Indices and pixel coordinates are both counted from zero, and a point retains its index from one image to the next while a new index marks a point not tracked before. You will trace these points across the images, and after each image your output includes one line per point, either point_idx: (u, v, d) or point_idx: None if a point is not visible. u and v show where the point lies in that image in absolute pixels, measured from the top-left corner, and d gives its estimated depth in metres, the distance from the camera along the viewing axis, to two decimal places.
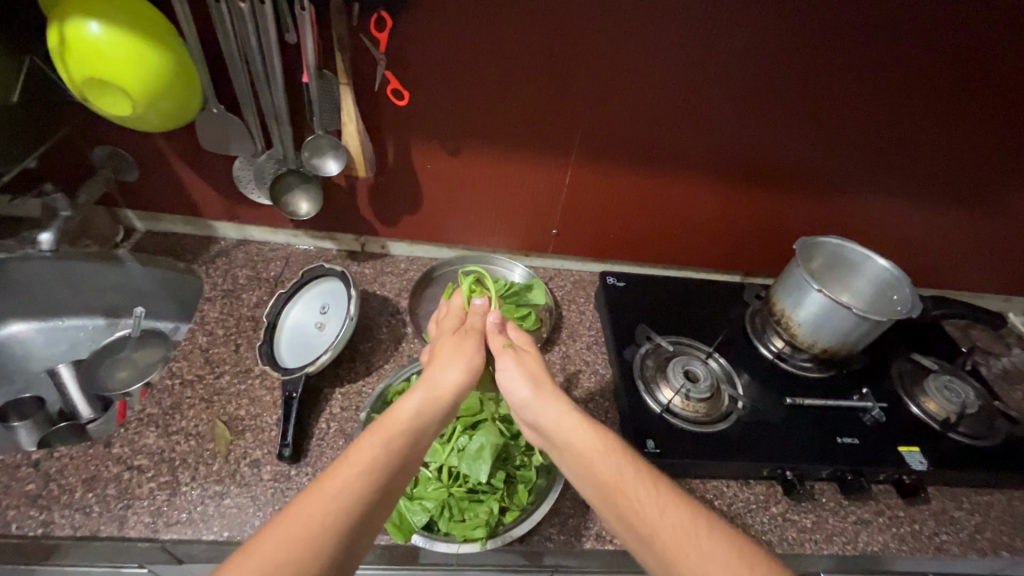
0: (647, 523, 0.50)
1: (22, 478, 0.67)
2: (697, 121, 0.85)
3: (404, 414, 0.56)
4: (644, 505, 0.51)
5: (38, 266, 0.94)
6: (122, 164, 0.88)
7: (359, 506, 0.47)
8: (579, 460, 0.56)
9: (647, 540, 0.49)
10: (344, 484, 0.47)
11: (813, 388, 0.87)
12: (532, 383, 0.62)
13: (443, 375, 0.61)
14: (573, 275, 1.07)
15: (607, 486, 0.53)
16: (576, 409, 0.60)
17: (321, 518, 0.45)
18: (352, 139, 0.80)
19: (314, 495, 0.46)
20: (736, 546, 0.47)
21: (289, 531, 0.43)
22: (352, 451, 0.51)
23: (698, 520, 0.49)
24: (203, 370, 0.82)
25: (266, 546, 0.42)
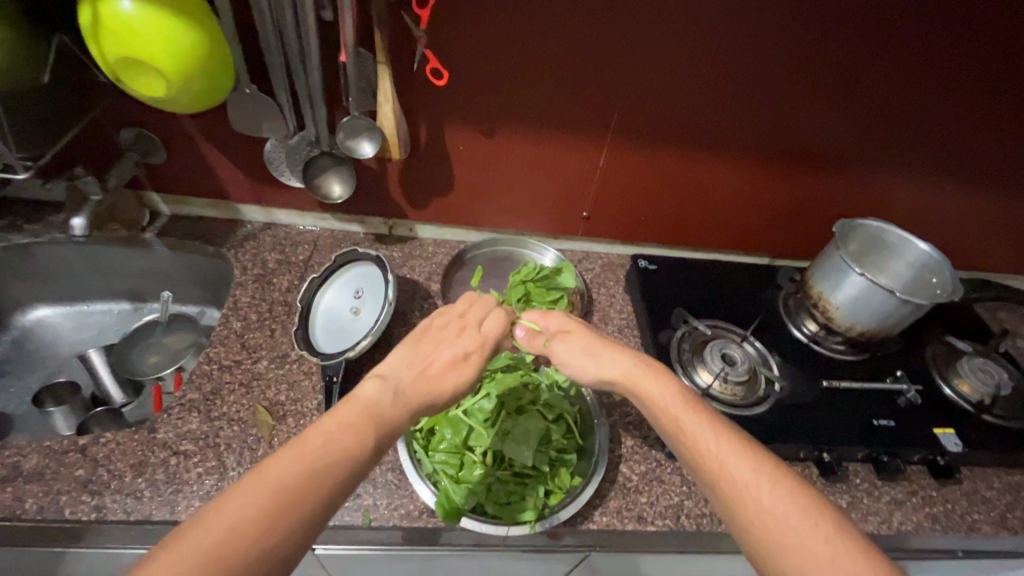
0: (710, 462, 0.50)
1: (71, 463, 0.67)
2: (737, 100, 0.82)
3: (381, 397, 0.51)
4: (707, 452, 0.51)
5: (65, 250, 0.93)
6: (150, 146, 0.86)
7: (345, 465, 0.44)
8: (648, 403, 0.58)
9: (707, 476, 0.49)
10: (328, 445, 0.45)
11: (847, 371, 0.87)
12: (592, 354, 0.64)
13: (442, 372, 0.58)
14: (602, 258, 1.06)
15: (672, 429, 0.54)
16: (641, 359, 0.62)
17: (305, 476, 0.42)
18: (388, 121, 0.78)
19: (295, 453, 0.43)
20: (797, 494, 0.46)
21: (268, 485, 0.41)
22: (338, 411, 0.48)
23: (762, 464, 0.49)
24: (240, 356, 0.81)
25: (241, 500, 0.39)
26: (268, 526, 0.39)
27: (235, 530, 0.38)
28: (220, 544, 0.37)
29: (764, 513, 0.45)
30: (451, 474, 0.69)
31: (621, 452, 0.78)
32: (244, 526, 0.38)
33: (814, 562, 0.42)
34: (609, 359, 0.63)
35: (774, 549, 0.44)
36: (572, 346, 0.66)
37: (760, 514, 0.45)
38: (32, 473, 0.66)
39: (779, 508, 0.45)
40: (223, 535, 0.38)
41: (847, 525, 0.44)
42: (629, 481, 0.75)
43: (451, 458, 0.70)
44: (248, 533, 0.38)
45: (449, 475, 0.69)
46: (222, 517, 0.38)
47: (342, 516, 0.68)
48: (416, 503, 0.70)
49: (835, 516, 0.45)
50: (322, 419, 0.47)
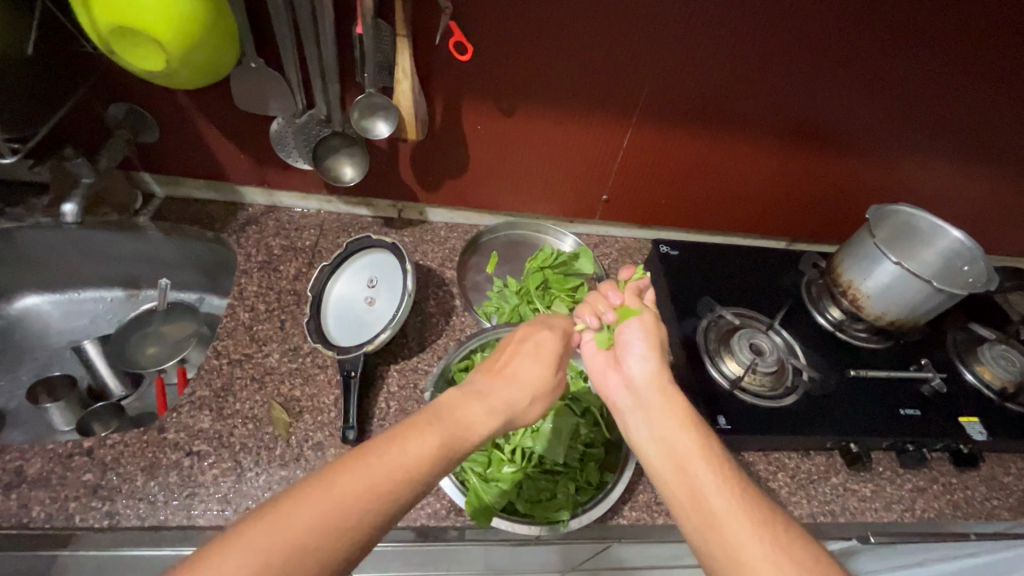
0: (710, 509, 0.49)
1: (77, 467, 0.63)
2: (772, 82, 0.78)
3: (476, 420, 0.52)
4: (712, 492, 0.50)
5: (52, 236, 0.87)
6: (141, 124, 0.80)
7: (400, 503, 0.44)
8: (652, 433, 0.57)
9: (705, 515, 0.49)
10: (394, 472, 0.44)
11: (871, 359, 0.86)
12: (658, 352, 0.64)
13: (521, 401, 0.56)
14: (619, 242, 1.02)
15: (676, 465, 0.53)
16: (665, 378, 0.61)
17: (371, 499, 0.42)
18: (405, 99, 0.72)
19: (356, 472, 0.43)
20: (794, 557, 0.45)
21: (334, 502, 0.41)
22: (405, 434, 0.47)
23: (763, 521, 0.47)
24: (250, 348, 0.77)
25: (300, 519, 0.39)
26: (320, 553, 0.39)
27: (291, 550, 0.38)
28: (276, 551, 0.38)
29: (753, 572, 0.45)
30: (479, 472, 0.67)
31: None
32: (300, 551, 0.38)
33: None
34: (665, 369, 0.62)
35: None
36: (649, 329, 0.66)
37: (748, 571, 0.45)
38: (37, 479, 0.62)
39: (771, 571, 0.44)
40: (284, 545, 0.38)
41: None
42: None
43: (479, 456, 0.68)
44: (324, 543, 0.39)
45: (477, 473, 0.67)
46: (280, 536, 0.38)
47: None
48: (443, 501, 0.68)
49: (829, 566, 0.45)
50: (387, 439, 0.46)
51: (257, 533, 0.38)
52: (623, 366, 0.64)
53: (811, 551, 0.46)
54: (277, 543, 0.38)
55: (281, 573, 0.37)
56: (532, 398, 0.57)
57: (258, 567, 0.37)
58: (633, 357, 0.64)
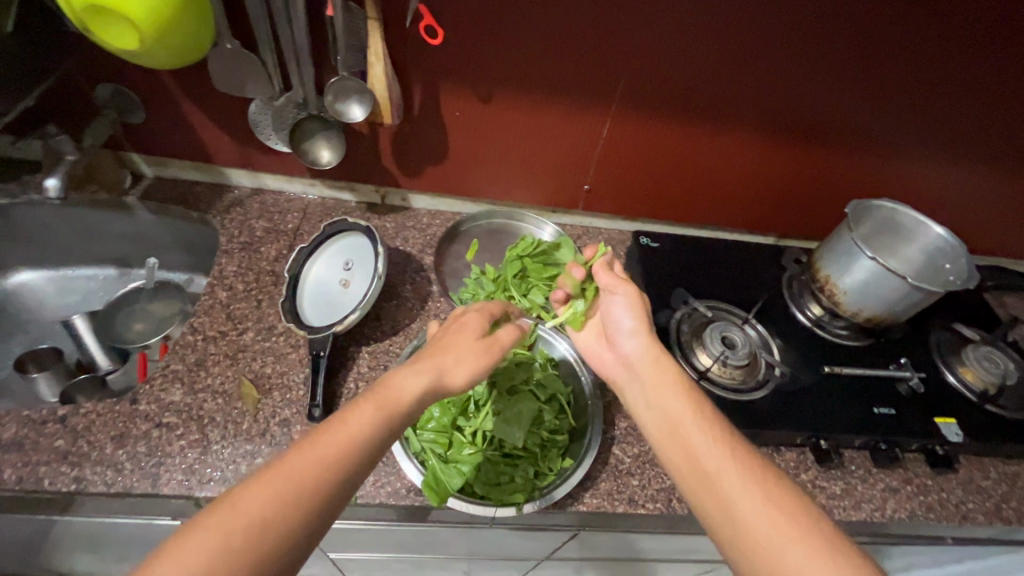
0: (702, 465, 0.49)
1: (50, 434, 0.65)
2: (754, 71, 0.77)
3: (407, 389, 0.52)
4: (703, 450, 0.50)
5: (44, 213, 0.89)
6: (127, 104, 0.81)
7: (347, 475, 0.45)
8: (648, 399, 0.57)
9: (697, 473, 0.49)
10: (337, 450, 0.46)
11: (849, 357, 0.85)
12: (642, 320, 0.63)
13: (456, 368, 0.56)
14: (602, 233, 1.02)
15: (670, 426, 0.54)
16: (659, 347, 0.61)
17: (315, 477, 0.44)
18: (379, 82, 0.73)
19: (300, 454, 0.44)
20: (781, 503, 0.45)
21: (279, 485, 0.42)
22: (345, 412, 0.48)
23: (753, 471, 0.47)
24: (225, 326, 0.79)
25: (252, 503, 0.41)
26: (275, 531, 0.41)
27: (245, 533, 0.40)
28: (227, 538, 0.39)
29: (742, 521, 0.44)
30: (438, 453, 0.67)
31: (614, 434, 0.77)
32: (253, 532, 0.40)
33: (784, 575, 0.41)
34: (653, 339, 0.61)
35: (757, 549, 0.43)
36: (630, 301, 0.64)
37: (739, 520, 0.45)
38: (10, 444, 0.64)
39: (761, 519, 0.44)
40: (235, 532, 0.39)
41: (835, 543, 0.42)
42: (621, 463, 0.74)
43: (440, 437, 0.68)
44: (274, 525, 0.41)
45: (437, 454, 0.67)
46: (232, 521, 0.40)
47: None
48: (404, 481, 0.68)
49: (818, 513, 0.44)
50: (328, 421, 0.48)
51: (212, 519, 0.40)
52: (617, 344, 0.64)
53: (800, 498, 0.45)
54: (232, 527, 0.40)
55: (238, 553, 0.39)
56: (464, 365, 0.57)
57: (215, 550, 0.38)
58: (623, 334, 0.63)
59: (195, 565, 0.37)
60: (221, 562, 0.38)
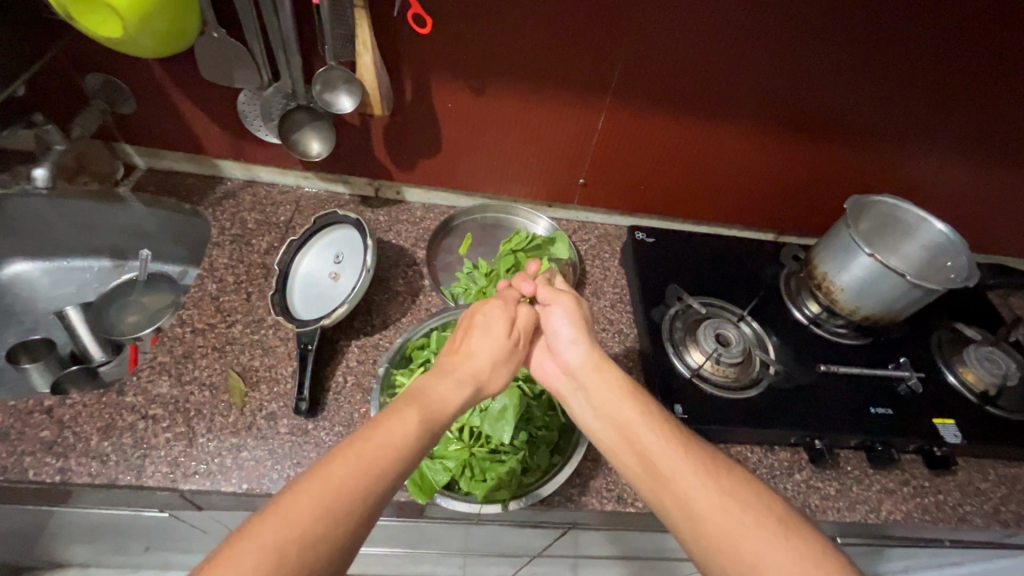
0: (658, 467, 0.49)
1: (36, 424, 0.65)
2: (751, 63, 0.75)
3: (452, 394, 0.54)
4: (658, 451, 0.50)
5: (36, 204, 0.89)
6: (117, 94, 0.81)
7: (397, 481, 0.44)
8: (596, 407, 0.56)
9: (654, 476, 0.49)
10: (389, 454, 0.44)
11: (846, 356, 0.83)
12: (580, 328, 0.63)
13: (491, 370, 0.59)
14: (598, 228, 1.01)
15: (621, 433, 0.53)
16: (597, 352, 0.60)
17: (372, 482, 0.42)
18: (367, 73, 0.72)
19: (353, 459, 0.43)
20: (737, 495, 0.45)
21: (333, 493, 0.40)
22: (390, 417, 0.47)
23: (707, 467, 0.48)
24: (214, 319, 0.78)
25: (307, 511, 0.39)
26: (331, 543, 0.38)
27: (302, 543, 0.37)
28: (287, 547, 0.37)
29: (705, 519, 0.45)
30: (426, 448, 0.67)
31: None
32: (309, 547, 0.37)
33: (750, 567, 0.42)
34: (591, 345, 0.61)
35: (720, 548, 0.43)
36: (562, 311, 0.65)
37: (702, 519, 0.45)
38: None
39: (722, 515, 0.44)
40: (293, 542, 0.37)
41: (792, 532, 0.43)
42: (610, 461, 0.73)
43: None
44: (331, 533, 0.39)
45: None
46: (287, 534, 0.37)
47: None
48: None
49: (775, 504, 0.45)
50: (371, 425, 0.46)
51: (265, 529, 0.37)
52: (557, 353, 0.63)
53: (752, 487, 0.46)
54: (287, 542, 0.37)
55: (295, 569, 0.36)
56: (499, 369, 0.60)
57: (272, 564, 0.36)
58: (563, 343, 0.63)
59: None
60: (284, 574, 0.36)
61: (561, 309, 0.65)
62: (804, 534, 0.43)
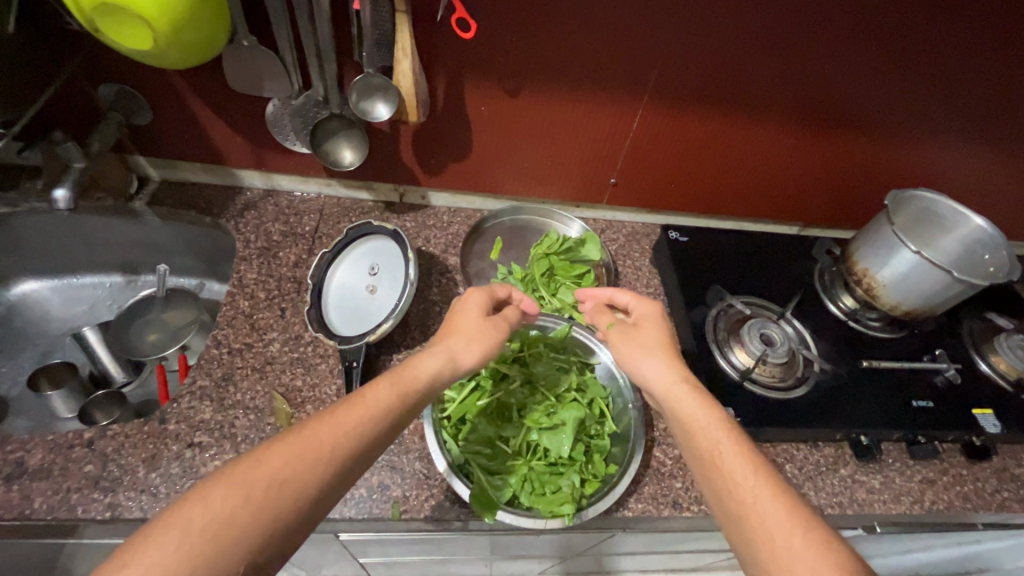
0: (737, 496, 0.47)
1: (78, 458, 0.63)
2: (788, 63, 0.74)
3: (422, 372, 0.54)
4: (741, 486, 0.47)
5: (48, 222, 0.85)
6: (133, 105, 0.77)
7: (364, 445, 0.46)
8: (680, 426, 0.55)
9: (734, 510, 0.47)
10: (356, 419, 0.47)
11: (882, 349, 0.84)
12: (660, 349, 0.62)
13: (465, 350, 0.58)
14: (626, 227, 1.00)
15: (703, 456, 0.51)
16: (688, 377, 0.59)
17: (337, 444, 0.45)
18: (405, 79, 0.69)
19: (322, 422, 0.46)
20: (823, 548, 0.42)
21: (301, 446, 0.43)
22: (365, 388, 0.50)
23: (789, 505, 0.45)
24: (250, 338, 0.76)
25: (275, 459, 0.42)
26: (292, 488, 0.41)
27: (267, 486, 0.40)
28: (253, 489, 0.40)
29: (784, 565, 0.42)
30: (483, 464, 0.66)
31: (653, 436, 0.75)
32: (275, 486, 0.41)
33: None
34: (661, 368, 0.60)
35: None
36: (630, 340, 0.64)
37: (774, 553, 0.43)
38: (38, 471, 0.61)
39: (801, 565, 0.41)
40: (258, 483, 0.40)
41: None
42: (663, 465, 0.73)
43: (484, 448, 0.67)
44: (295, 481, 0.42)
45: (482, 466, 0.66)
46: (254, 474, 0.41)
47: (371, 509, 0.64)
48: (447, 494, 0.66)
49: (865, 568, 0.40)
50: (350, 397, 0.49)
51: (237, 471, 0.40)
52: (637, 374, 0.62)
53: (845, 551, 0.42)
54: (251, 482, 0.40)
55: (256, 505, 0.39)
56: (476, 346, 0.59)
57: (236, 502, 0.39)
58: (641, 364, 0.61)
59: (222, 510, 0.38)
60: (244, 509, 0.39)
61: (631, 338, 0.64)
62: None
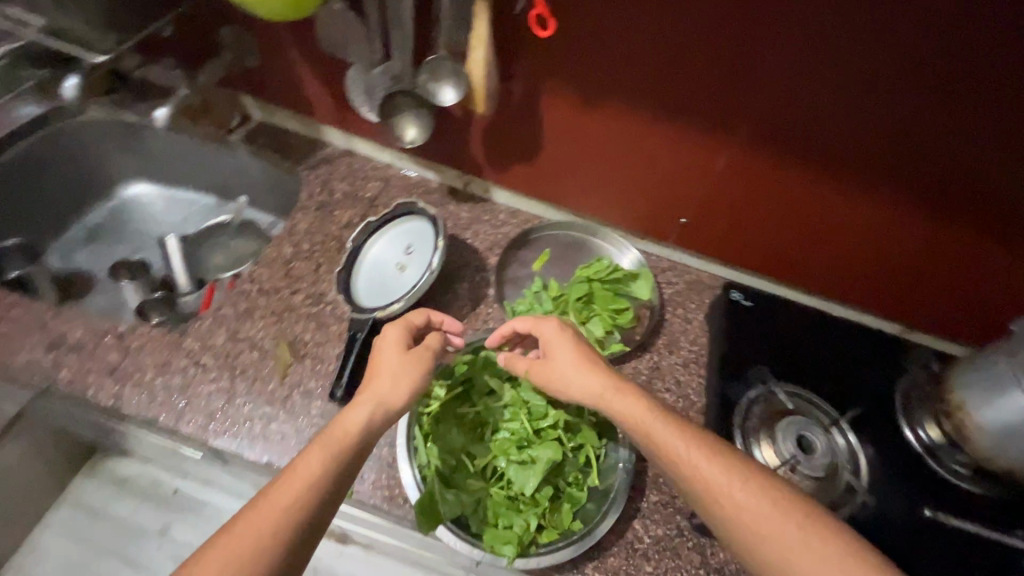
0: (698, 480, 0.49)
1: (106, 346, 0.70)
2: (918, 132, 0.62)
3: (352, 426, 0.52)
4: (701, 470, 0.50)
5: (164, 138, 0.96)
6: (244, 48, 0.84)
7: (303, 518, 0.45)
8: (627, 425, 0.54)
9: (698, 493, 0.49)
10: (288, 497, 0.46)
11: (960, 501, 0.68)
12: (582, 364, 0.58)
13: (392, 389, 0.56)
14: (689, 273, 0.89)
15: (655, 448, 0.52)
16: (618, 380, 0.57)
17: (273, 529, 0.44)
18: (476, 68, 0.67)
19: (255, 509, 0.45)
20: (784, 508, 0.47)
21: (234, 544, 0.43)
22: (296, 459, 0.49)
23: (736, 468, 0.50)
24: (282, 283, 0.79)
25: (210, 566, 0.42)
26: None
27: None
28: None
29: (756, 533, 0.46)
30: (443, 474, 0.63)
31: (640, 506, 0.67)
32: None
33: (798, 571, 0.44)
34: (603, 385, 0.56)
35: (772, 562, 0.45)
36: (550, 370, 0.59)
37: (732, 515, 0.47)
38: (74, 345, 0.70)
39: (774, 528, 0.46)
40: None
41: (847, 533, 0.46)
42: (638, 542, 0.65)
43: (449, 458, 0.64)
44: None
45: (441, 476, 0.63)
46: None
47: None
48: (401, 489, 0.65)
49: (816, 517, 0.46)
50: (283, 471, 0.48)
51: None
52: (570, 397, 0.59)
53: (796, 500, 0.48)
54: None
55: None
56: (402, 382, 0.57)
57: None
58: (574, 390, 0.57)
59: None
60: None
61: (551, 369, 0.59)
62: (855, 537, 0.46)
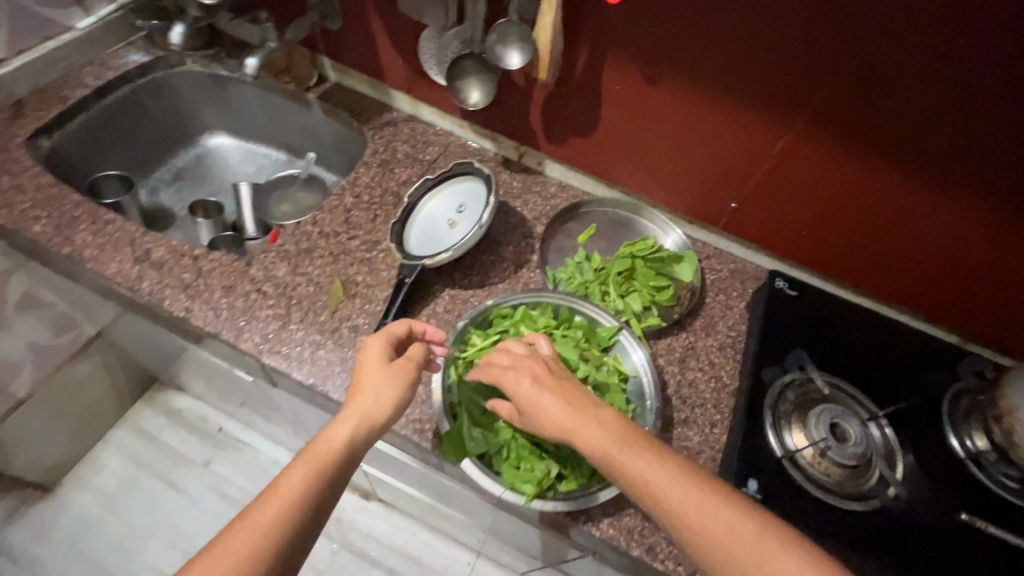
0: (686, 525, 0.46)
1: (182, 266, 0.77)
2: (994, 124, 0.60)
3: (335, 441, 0.53)
4: (689, 513, 0.46)
5: (250, 91, 1.05)
6: (330, 11, 0.91)
7: (287, 532, 0.47)
8: (606, 465, 0.51)
9: (687, 540, 0.46)
10: (271, 514, 0.48)
11: (1003, 512, 0.65)
12: (555, 396, 0.56)
13: (376, 401, 0.57)
14: (734, 261, 0.89)
15: (638, 489, 0.49)
16: (596, 406, 0.55)
17: (257, 546, 0.46)
18: (544, 33, 0.71)
19: (239, 528, 0.47)
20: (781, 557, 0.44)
21: (219, 561, 0.45)
22: (278, 478, 0.50)
23: (730, 506, 0.47)
24: (341, 228, 0.85)
25: None
26: None
27: None
28: None
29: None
30: (473, 414, 0.66)
31: None
32: None
33: None
34: (580, 418, 0.53)
35: None
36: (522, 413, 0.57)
37: (727, 558, 0.44)
38: (156, 261, 0.77)
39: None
40: None
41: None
42: None
43: (480, 400, 0.67)
44: None
45: (470, 415, 0.66)
46: None
47: None
48: (432, 424, 0.68)
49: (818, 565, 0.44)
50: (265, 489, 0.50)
51: None
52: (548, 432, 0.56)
53: (796, 545, 0.45)
54: None
55: None
56: (385, 396, 0.58)
57: None
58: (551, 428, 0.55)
59: None
60: None
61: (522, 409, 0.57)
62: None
